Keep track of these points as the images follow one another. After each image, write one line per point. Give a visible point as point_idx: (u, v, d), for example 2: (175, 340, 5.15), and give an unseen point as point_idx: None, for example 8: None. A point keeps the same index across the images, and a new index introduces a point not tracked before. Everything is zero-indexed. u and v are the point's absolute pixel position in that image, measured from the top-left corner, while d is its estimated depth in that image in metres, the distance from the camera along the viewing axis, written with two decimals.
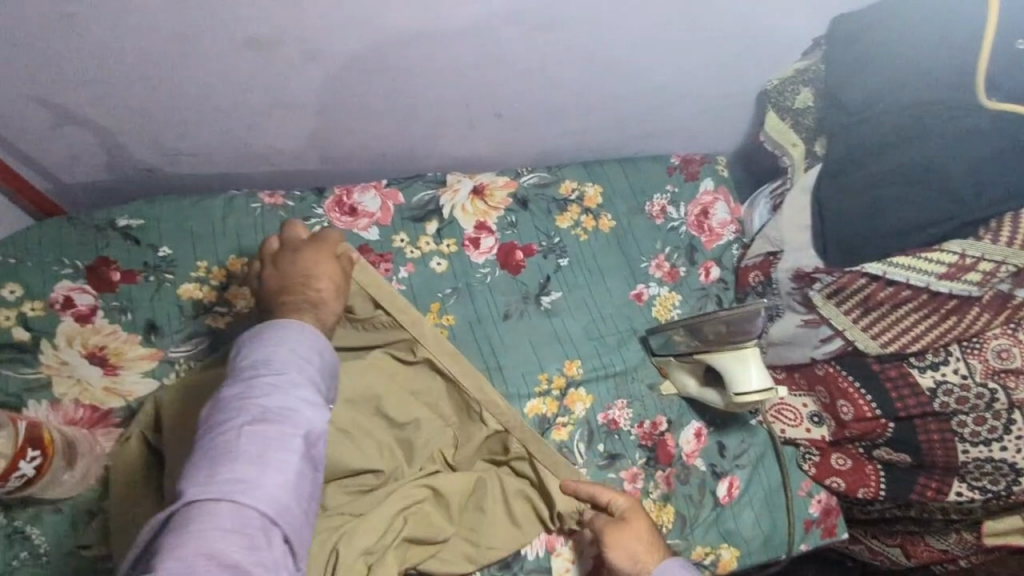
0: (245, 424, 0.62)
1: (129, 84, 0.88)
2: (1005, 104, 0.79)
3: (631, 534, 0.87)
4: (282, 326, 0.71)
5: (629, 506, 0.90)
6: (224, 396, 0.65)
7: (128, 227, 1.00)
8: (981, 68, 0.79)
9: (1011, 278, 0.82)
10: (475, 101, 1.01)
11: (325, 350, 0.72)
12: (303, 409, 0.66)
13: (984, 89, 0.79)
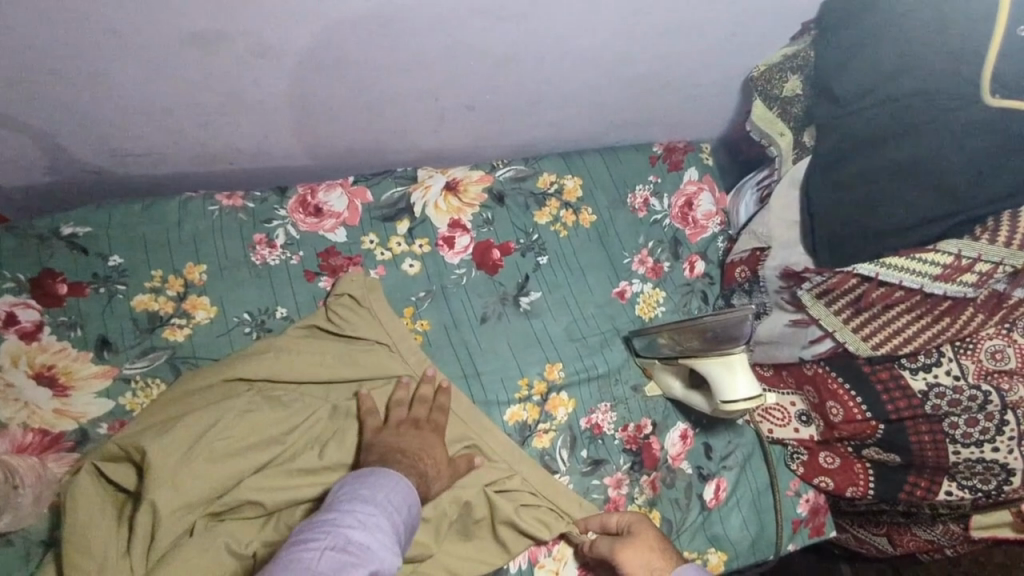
0: (324, 549, 0.57)
1: (63, 83, 0.80)
2: (1010, 102, 0.73)
3: (646, 540, 0.85)
4: (384, 476, 0.72)
5: (634, 519, 0.88)
6: (317, 520, 0.62)
7: (74, 235, 0.93)
8: (989, 62, 0.73)
9: (1007, 279, 0.78)
10: (444, 94, 0.95)
11: (411, 505, 0.71)
12: (379, 549, 0.60)
13: (988, 89, 0.74)
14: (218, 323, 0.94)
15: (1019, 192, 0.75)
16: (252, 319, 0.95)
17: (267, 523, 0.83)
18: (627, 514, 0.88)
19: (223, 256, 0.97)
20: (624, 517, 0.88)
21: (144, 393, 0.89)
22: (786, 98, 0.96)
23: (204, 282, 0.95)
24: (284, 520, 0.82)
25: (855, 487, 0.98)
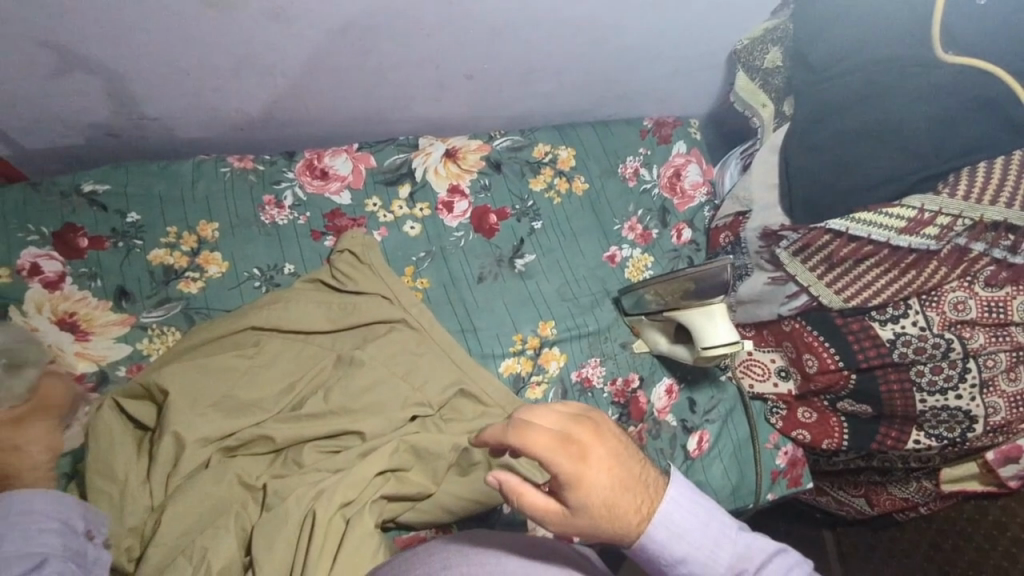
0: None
1: (87, 41, 0.86)
2: (962, 59, 0.83)
3: (587, 520, 0.57)
4: None
5: (583, 476, 0.56)
6: None
7: (94, 193, 0.98)
8: (938, 23, 0.83)
9: (967, 232, 0.84)
10: (444, 61, 1.00)
11: None
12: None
13: (941, 43, 0.84)
14: (230, 277, 0.99)
15: (974, 151, 0.83)
16: (261, 274, 1.00)
17: (276, 459, 0.88)
18: (571, 472, 0.56)
19: (234, 215, 1.02)
20: (563, 474, 0.56)
21: (160, 339, 0.94)
22: (768, 69, 1.03)
23: (216, 238, 1.01)
24: (292, 456, 0.88)
25: (832, 439, 1.03)
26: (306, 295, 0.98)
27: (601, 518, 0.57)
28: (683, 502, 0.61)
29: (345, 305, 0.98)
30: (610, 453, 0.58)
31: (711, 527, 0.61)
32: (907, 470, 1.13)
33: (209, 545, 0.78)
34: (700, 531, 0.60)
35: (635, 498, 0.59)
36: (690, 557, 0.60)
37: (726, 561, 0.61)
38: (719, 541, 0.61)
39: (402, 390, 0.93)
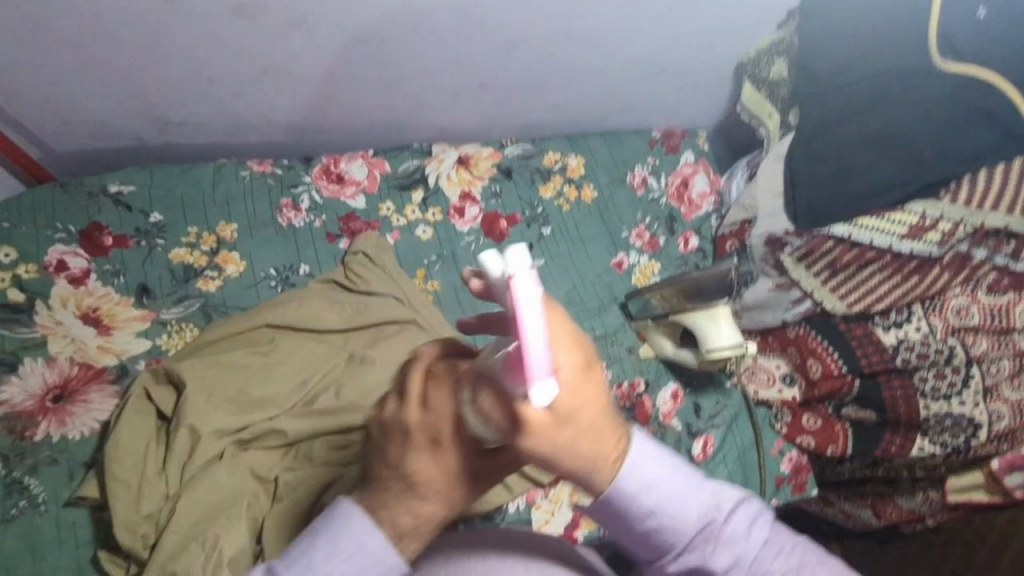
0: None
1: (118, 47, 0.90)
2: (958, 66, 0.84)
3: (553, 439, 0.47)
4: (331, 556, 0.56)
5: (579, 388, 0.46)
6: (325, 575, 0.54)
7: (119, 193, 1.02)
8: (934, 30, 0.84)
9: (969, 238, 0.86)
10: (457, 70, 1.04)
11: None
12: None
13: (938, 51, 0.85)
14: (247, 276, 1.02)
15: (979, 158, 0.83)
16: (277, 274, 1.04)
17: (288, 454, 0.90)
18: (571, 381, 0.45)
19: (253, 217, 1.06)
20: (563, 379, 0.45)
21: (179, 335, 0.97)
22: (774, 80, 1.06)
23: (235, 239, 1.04)
24: (304, 451, 0.90)
25: (834, 446, 1.03)
26: (319, 294, 1.01)
27: (565, 443, 0.48)
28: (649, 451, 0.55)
29: (359, 304, 1.01)
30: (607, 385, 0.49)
31: (679, 478, 0.56)
32: (912, 479, 1.08)
33: (221, 533, 0.79)
34: (668, 480, 0.55)
35: (602, 439, 0.51)
36: (658, 507, 0.55)
37: (696, 513, 0.56)
38: (689, 493, 0.56)
39: None
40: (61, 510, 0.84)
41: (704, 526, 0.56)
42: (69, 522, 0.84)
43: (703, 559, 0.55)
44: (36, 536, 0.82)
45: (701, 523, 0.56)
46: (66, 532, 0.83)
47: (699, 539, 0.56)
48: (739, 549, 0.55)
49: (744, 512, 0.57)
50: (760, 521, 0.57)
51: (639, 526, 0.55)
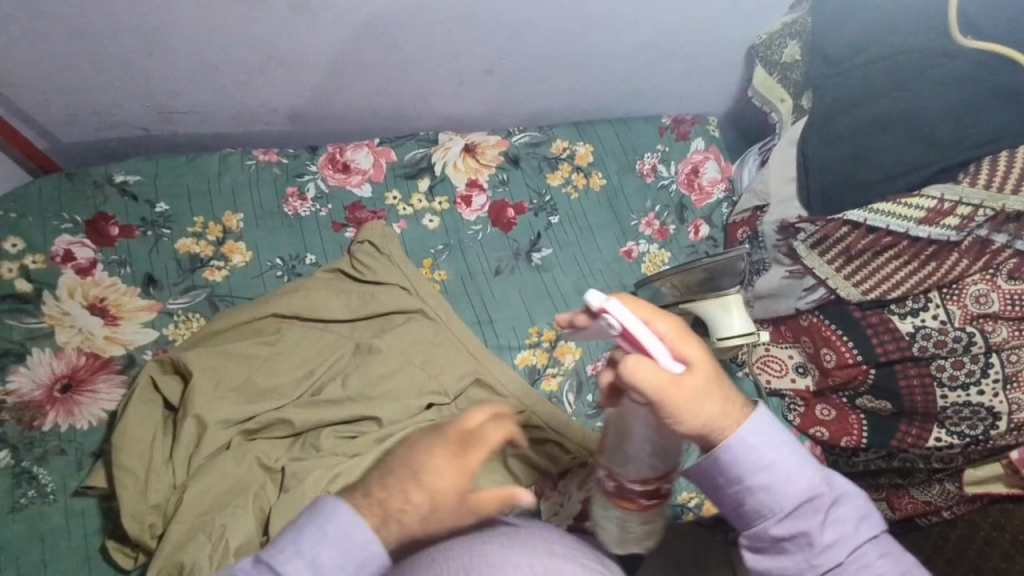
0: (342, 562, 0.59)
1: (122, 35, 0.89)
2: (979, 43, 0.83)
3: (696, 392, 0.54)
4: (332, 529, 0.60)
5: (686, 335, 0.56)
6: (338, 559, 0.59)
7: (125, 183, 1.02)
8: (953, 10, 0.85)
9: (988, 223, 0.83)
10: (462, 55, 1.02)
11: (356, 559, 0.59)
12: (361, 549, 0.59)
13: (958, 30, 0.85)
14: (253, 266, 1.02)
15: (995, 140, 0.83)
16: (283, 264, 1.03)
17: (295, 443, 0.90)
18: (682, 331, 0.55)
19: (259, 206, 1.05)
20: (671, 329, 0.55)
21: (185, 325, 0.97)
22: (786, 63, 1.04)
23: (241, 229, 1.04)
24: (311, 440, 0.89)
25: (850, 437, 1.00)
26: (325, 283, 1.00)
27: (708, 394, 0.55)
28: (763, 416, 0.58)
29: (366, 294, 1.00)
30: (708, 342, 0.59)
31: (792, 448, 0.58)
32: (929, 471, 1.08)
33: (228, 523, 0.79)
34: (780, 447, 0.58)
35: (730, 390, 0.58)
36: (767, 468, 0.57)
37: (806, 486, 0.58)
38: (799, 466, 0.58)
39: (418, 378, 0.94)
40: (70, 500, 0.84)
41: (810, 500, 0.58)
42: (77, 512, 0.84)
43: (806, 527, 0.57)
44: (45, 526, 0.82)
45: (807, 498, 0.58)
46: (74, 522, 0.83)
47: (804, 511, 0.58)
48: (840, 527, 0.58)
49: (849, 499, 0.59)
50: (863, 514, 0.59)
51: (745, 485, 0.58)
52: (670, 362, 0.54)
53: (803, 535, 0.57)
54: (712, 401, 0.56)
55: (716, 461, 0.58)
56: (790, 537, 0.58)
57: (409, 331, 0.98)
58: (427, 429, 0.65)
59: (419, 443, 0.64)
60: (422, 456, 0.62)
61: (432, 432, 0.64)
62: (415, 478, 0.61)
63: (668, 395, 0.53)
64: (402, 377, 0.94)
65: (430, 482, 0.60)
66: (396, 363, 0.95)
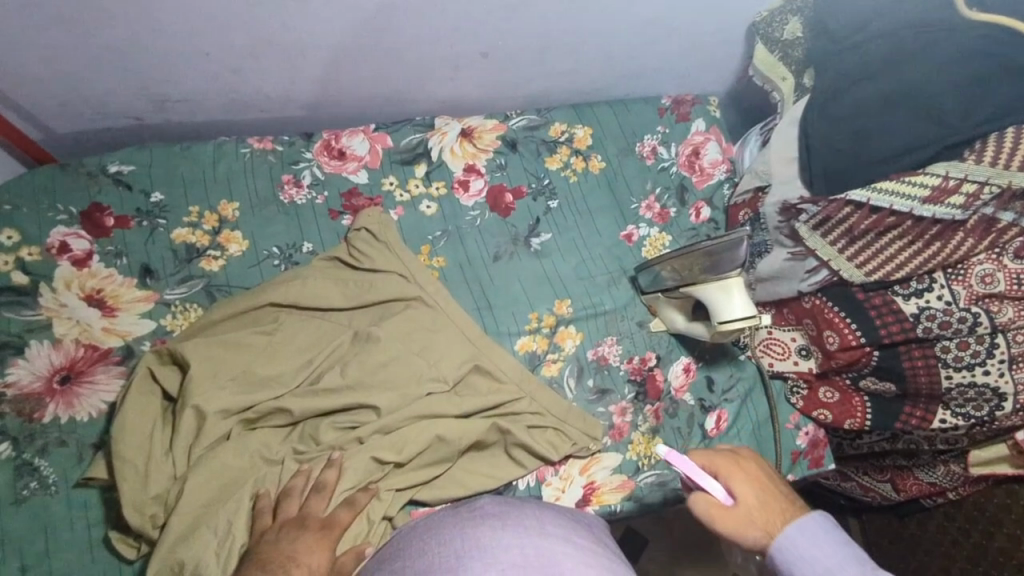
0: None
1: (108, 24, 0.87)
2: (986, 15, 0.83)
3: (746, 510, 0.73)
4: None
5: (733, 469, 0.77)
6: None
7: (119, 173, 1.02)
8: None
9: (994, 201, 0.81)
10: (458, 39, 1.00)
11: None
12: None
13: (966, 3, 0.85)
14: (250, 255, 1.01)
15: (1003, 116, 0.81)
16: (280, 253, 1.02)
17: (294, 432, 0.90)
18: (729, 465, 0.77)
19: (254, 195, 1.05)
20: (718, 470, 0.77)
21: (183, 315, 0.96)
22: (787, 41, 1.01)
23: (237, 218, 1.03)
24: (309, 430, 0.89)
25: (853, 419, 1.00)
26: (323, 271, 0.99)
27: (757, 509, 0.73)
28: (812, 519, 0.71)
29: (364, 283, 0.99)
30: (759, 471, 0.78)
31: (837, 546, 0.69)
32: (933, 452, 1.05)
33: (233, 518, 0.80)
34: (824, 546, 0.69)
35: (783, 502, 0.74)
36: (808, 562, 0.69)
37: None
38: (842, 562, 0.68)
39: (417, 366, 0.93)
40: (71, 491, 0.84)
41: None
42: (78, 503, 0.84)
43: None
44: (48, 518, 0.83)
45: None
46: (76, 513, 0.84)
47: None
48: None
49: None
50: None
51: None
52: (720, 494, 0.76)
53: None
54: (756, 515, 0.73)
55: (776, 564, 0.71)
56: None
57: (410, 319, 0.97)
58: (292, 511, 0.80)
59: (287, 532, 0.77)
60: (296, 544, 0.75)
61: (297, 516, 0.79)
62: (292, 561, 0.74)
63: (710, 517, 0.74)
64: (401, 364, 0.93)
65: (304, 559, 0.74)
66: (395, 350, 0.94)
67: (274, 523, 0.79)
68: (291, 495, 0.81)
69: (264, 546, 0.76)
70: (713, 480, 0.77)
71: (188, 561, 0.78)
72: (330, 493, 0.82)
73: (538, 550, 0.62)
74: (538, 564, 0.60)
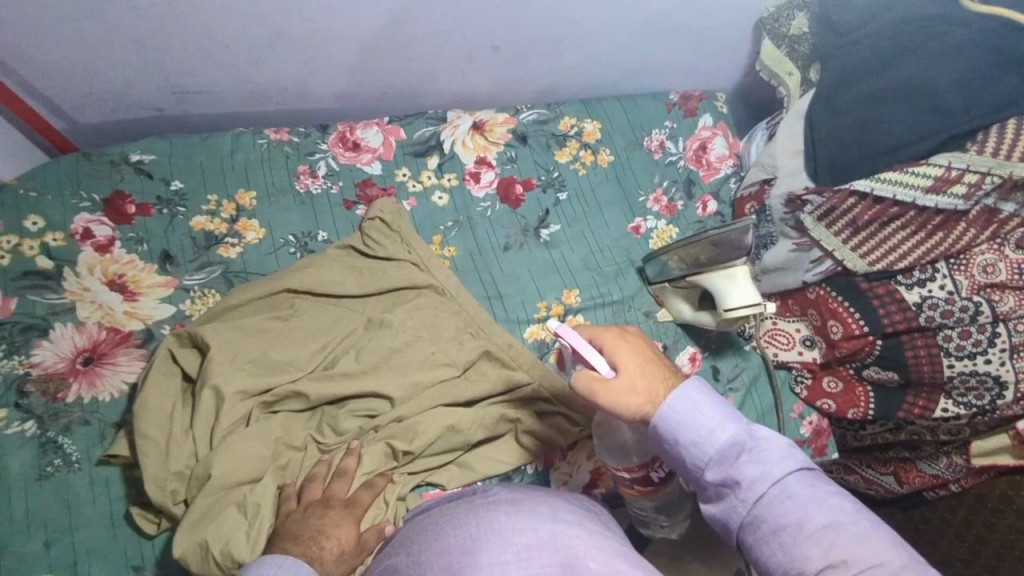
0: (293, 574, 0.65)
1: (136, 16, 0.90)
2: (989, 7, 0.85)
3: (628, 381, 0.67)
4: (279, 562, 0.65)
5: (617, 341, 0.70)
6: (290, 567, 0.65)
7: (140, 162, 1.05)
8: None
9: (995, 191, 0.83)
10: (471, 33, 1.03)
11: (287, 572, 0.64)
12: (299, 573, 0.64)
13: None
14: (266, 242, 1.04)
15: (1003, 108, 0.83)
16: (296, 241, 1.05)
17: (312, 416, 0.93)
18: (615, 340, 0.70)
19: (270, 184, 1.07)
20: (604, 343, 0.70)
21: (202, 300, 0.99)
22: (794, 37, 1.04)
23: (254, 207, 1.06)
24: (329, 415, 0.92)
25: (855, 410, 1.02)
26: (337, 257, 1.02)
27: (640, 379, 0.68)
28: (689, 385, 0.66)
29: (375, 271, 1.01)
30: (645, 343, 0.72)
31: (716, 405, 0.66)
32: (936, 444, 1.06)
33: (261, 500, 0.83)
34: (705, 409, 0.65)
35: (664, 370, 0.69)
36: (693, 427, 0.65)
37: (730, 436, 0.64)
38: (721, 420, 0.65)
39: (433, 353, 0.96)
40: (94, 469, 0.87)
41: (735, 449, 0.64)
42: (101, 479, 0.87)
43: (732, 472, 0.63)
44: (71, 493, 0.85)
45: (732, 446, 0.64)
46: (99, 489, 0.86)
47: (731, 457, 0.64)
48: (761, 465, 0.62)
49: (774, 441, 0.64)
50: (786, 449, 0.64)
51: (679, 447, 0.65)
52: (606, 369, 0.69)
53: (732, 481, 0.63)
54: (635, 385, 0.67)
55: (658, 430, 0.67)
56: (722, 483, 0.63)
57: (425, 305, 1.00)
58: (316, 494, 0.84)
59: (313, 510, 0.80)
60: (324, 520, 0.79)
61: (321, 498, 0.83)
62: (322, 533, 0.77)
63: (593, 391, 0.68)
64: (418, 351, 0.96)
65: (333, 533, 0.77)
66: (409, 335, 0.97)
67: (299, 506, 0.82)
68: (314, 480, 0.84)
69: (291, 524, 0.78)
70: (599, 355, 0.70)
71: (217, 538, 0.79)
72: (351, 477, 0.86)
73: (553, 534, 0.64)
74: (552, 547, 0.62)
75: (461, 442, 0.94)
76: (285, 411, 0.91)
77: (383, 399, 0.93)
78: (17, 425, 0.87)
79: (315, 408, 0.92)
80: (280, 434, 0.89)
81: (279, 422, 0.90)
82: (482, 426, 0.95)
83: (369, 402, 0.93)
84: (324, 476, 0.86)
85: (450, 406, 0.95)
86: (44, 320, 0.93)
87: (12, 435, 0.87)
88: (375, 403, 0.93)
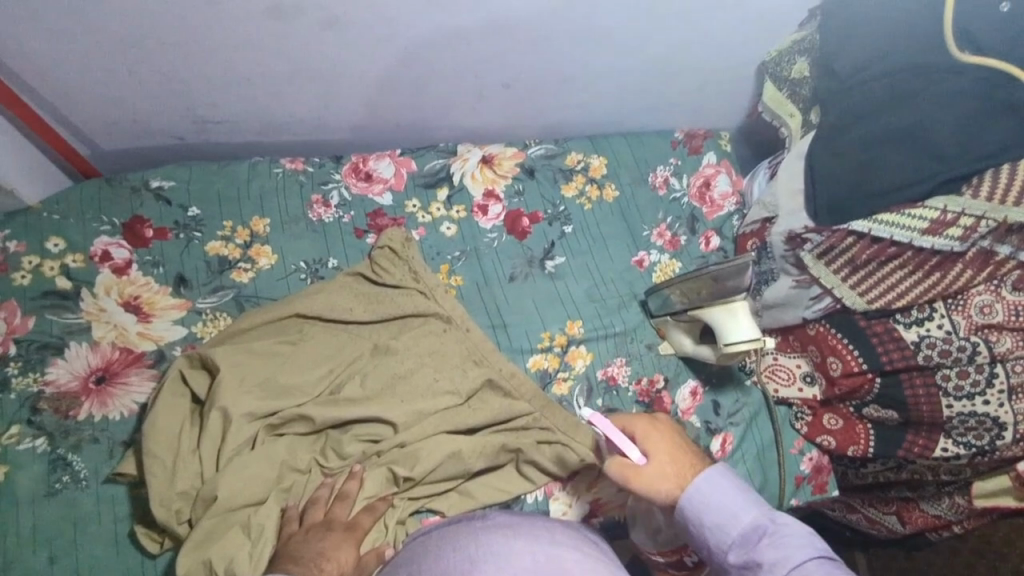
0: None
1: (162, 49, 0.94)
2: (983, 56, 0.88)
3: (658, 467, 0.77)
4: None
5: (649, 430, 0.81)
6: None
7: (160, 188, 1.08)
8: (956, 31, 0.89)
9: (990, 234, 0.85)
10: (482, 72, 1.07)
11: None
12: None
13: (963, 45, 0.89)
14: (279, 268, 1.07)
15: (996, 154, 0.86)
16: (307, 267, 1.08)
17: (317, 440, 0.94)
18: (646, 428, 0.81)
19: (283, 212, 1.11)
20: (638, 435, 0.81)
21: (213, 323, 1.01)
22: (796, 79, 1.06)
23: (267, 233, 1.09)
24: (333, 438, 0.93)
25: (856, 446, 1.02)
26: (346, 284, 1.04)
27: (669, 464, 0.77)
28: (713, 471, 0.74)
29: (381, 298, 1.04)
30: (676, 434, 0.82)
31: (738, 492, 0.72)
32: (937, 484, 1.05)
33: (265, 522, 0.84)
34: (727, 494, 0.72)
35: (693, 457, 0.78)
36: (714, 508, 0.72)
37: (750, 518, 0.70)
38: (743, 504, 0.71)
39: (438, 380, 0.98)
40: (101, 486, 0.88)
41: (756, 533, 0.69)
42: (108, 497, 0.88)
43: (752, 553, 0.68)
44: (78, 510, 0.87)
45: (753, 529, 0.69)
46: (105, 507, 0.88)
47: (752, 539, 0.69)
48: (782, 548, 0.66)
49: (795, 527, 0.67)
50: (807, 537, 0.66)
51: (704, 530, 0.72)
52: (639, 457, 0.79)
53: (754, 562, 0.67)
54: (663, 469, 0.77)
55: (686, 514, 0.74)
56: (744, 565, 0.68)
57: (433, 332, 1.02)
58: (318, 517, 0.85)
59: (315, 533, 0.81)
60: (325, 542, 0.80)
61: (322, 521, 0.84)
62: (322, 556, 0.78)
63: (626, 475, 0.78)
64: (426, 377, 0.98)
65: (334, 555, 0.78)
66: (416, 362, 0.99)
67: (300, 528, 0.83)
68: (317, 502, 0.86)
69: (293, 546, 0.79)
70: (631, 442, 0.81)
71: (221, 557, 0.81)
72: (352, 500, 0.87)
73: (550, 558, 0.65)
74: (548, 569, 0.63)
75: (461, 471, 0.95)
76: (289, 433, 0.92)
77: (385, 425, 0.94)
78: (28, 441, 0.89)
79: (320, 431, 0.94)
80: (284, 457, 0.90)
81: (284, 444, 0.91)
82: (484, 454, 0.95)
83: (370, 427, 0.94)
84: (325, 500, 0.87)
85: (452, 435, 0.95)
86: (59, 339, 0.96)
87: (23, 451, 0.89)
88: (376, 429, 0.94)
